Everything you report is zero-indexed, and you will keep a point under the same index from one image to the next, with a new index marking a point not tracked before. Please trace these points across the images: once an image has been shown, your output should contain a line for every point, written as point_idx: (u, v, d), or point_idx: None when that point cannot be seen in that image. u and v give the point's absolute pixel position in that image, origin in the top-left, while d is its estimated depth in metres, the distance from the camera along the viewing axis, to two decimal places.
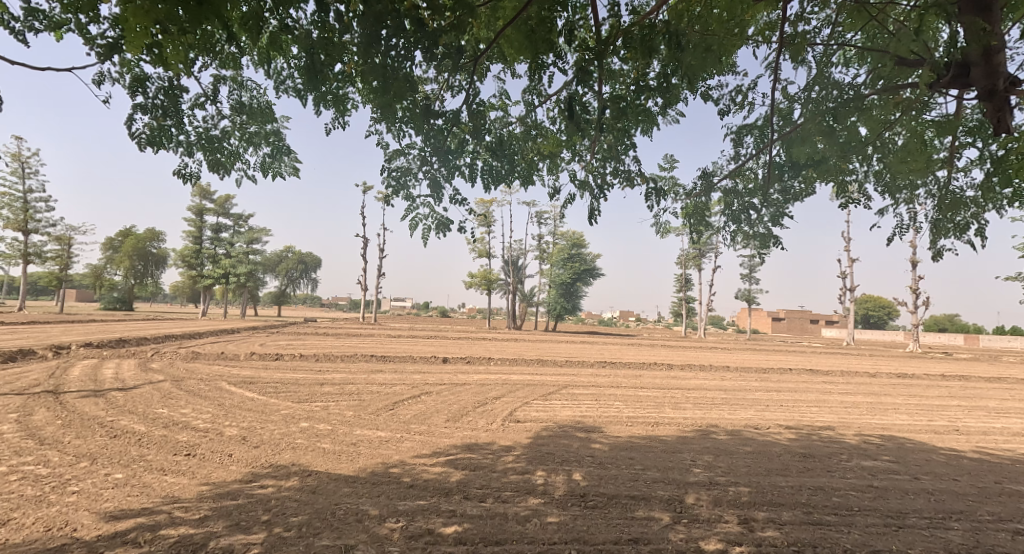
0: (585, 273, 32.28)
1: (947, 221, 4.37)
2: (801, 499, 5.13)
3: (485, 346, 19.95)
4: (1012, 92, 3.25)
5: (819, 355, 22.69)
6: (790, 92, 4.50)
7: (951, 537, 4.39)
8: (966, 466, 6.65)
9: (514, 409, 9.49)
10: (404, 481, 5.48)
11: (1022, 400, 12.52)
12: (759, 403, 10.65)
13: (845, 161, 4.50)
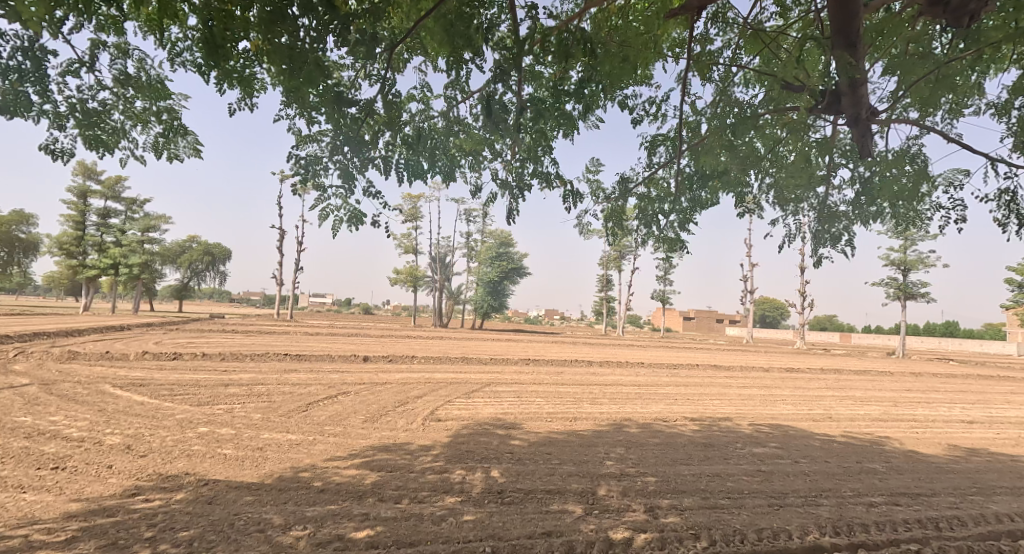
0: (512, 272, 32.57)
1: (825, 232, 4.88)
2: (701, 486, 5.52)
3: (408, 344, 19.55)
4: (872, 120, 3.77)
5: (722, 352, 24.59)
6: (696, 107, 4.82)
7: (822, 513, 4.93)
8: (837, 449, 7.53)
9: (435, 407, 9.38)
10: (314, 485, 5.22)
11: (882, 390, 14.43)
12: (669, 398, 11.32)
13: (744, 174, 4.90)
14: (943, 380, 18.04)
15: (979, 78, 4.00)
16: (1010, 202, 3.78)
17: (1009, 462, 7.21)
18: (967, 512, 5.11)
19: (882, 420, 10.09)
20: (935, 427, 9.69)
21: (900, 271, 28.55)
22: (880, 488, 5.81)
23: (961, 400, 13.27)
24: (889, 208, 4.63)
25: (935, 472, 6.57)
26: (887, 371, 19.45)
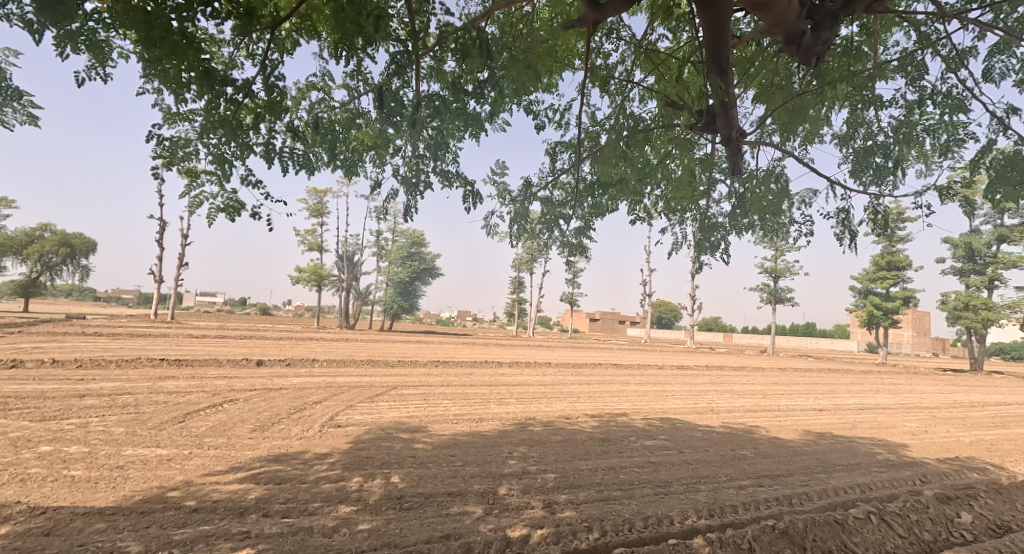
0: (422, 273, 31.93)
1: (705, 241, 5.32)
2: (596, 479, 5.75)
3: (310, 347, 18.35)
4: (741, 142, 4.12)
5: (623, 352, 26.05)
6: (596, 119, 4.99)
7: (700, 498, 5.34)
8: (716, 439, 8.26)
9: (335, 413, 8.87)
10: (185, 504, 4.67)
11: (756, 384, 16.14)
12: (572, 396, 11.72)
13: (640, 184, 5.15)
14: (803, 374, 20.60)
15: (831, 113, 4.52)
16: (847, 222, 4.33)
17: (849, 444, 8.38)
18: (816, 488, 5.84)
19: (754, 411, 11.26)
20: (795, 415, 11.00)
21: (771, 278, 32.17)
22: (750, 472, 6.45)
23: (816, 391, 15.25)
24: (758, 222, 5.11)
25: (793, 455, 7.44)
26: (760, 367, 21.80)
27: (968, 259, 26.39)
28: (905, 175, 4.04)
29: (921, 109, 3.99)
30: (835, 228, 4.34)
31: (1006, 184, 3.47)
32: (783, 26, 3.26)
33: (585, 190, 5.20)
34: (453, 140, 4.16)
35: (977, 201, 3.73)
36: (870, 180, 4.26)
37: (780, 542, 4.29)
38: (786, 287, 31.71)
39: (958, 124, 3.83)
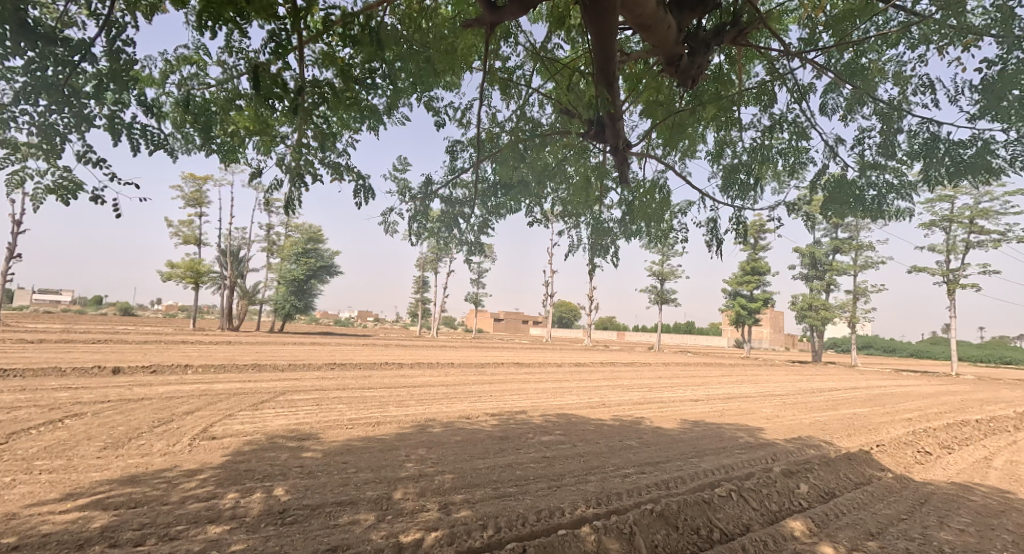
0: (319, 271, 29.80)
1: (597, 244, 5.57)
2: (493, 477, 5.77)
3: (184, 351, 16.39)
4: (628, 152, 4.35)
5: (524, 351, 26.64)
6: (497, 121, 4.92)
7: (589, 488, 5.59)
8: (607, 431, 8.73)
9: (209, 424, 7.99)
10: (4, 542, 3.90)
11: (644, 378, 17.37)
12: (473, 396, 11.71)
13: (539, 187, 5.20)
14: (683, 368, 22.58)
15: (709, 133, 4.90)
16: (716, 231, 4.78)
17: (719, 430, 9.31)
18: (689, 472, 6.39)
19: (641, 403, 12.09)
20: (676, 406, 11.99)
21: (658, 281, 34.87)
22: (634, 460, 6.89)
23: (693, 383, 16.78)
24: (644, 229, 5.42)
25: (672, 443, 8.09)
26: (648, 363, 23.50)
27: (812, 266, 30.77)
28: (763, 191, 4.52)
29: (778, 134, 4.48)
30: (706, 236, 4.76)
31: (837, 203, 4.06)
32: (664, 48, 3.49)
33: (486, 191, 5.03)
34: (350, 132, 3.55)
35: (815, 216, 4.32)
36: (736, 195, 4.72)
37: (657, 524, 4.60)
38: (671, 289, 34.54)
39: (801, 149, 4.41)
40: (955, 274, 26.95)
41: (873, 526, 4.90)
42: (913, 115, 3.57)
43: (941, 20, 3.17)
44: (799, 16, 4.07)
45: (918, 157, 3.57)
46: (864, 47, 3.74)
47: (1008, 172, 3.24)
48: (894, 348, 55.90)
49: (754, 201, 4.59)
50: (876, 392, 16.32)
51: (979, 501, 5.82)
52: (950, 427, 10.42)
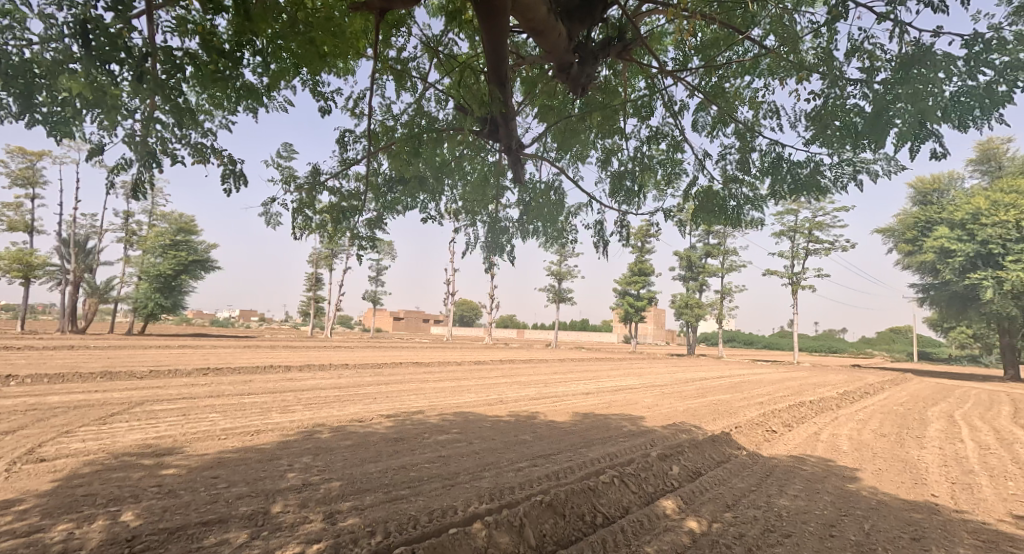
0: (191, 266, 26.61)
1: (494, 242, 5.36)
2: (385, 481, 5.54)
3: (11, 358, 13.71)
4: (521, 152, 4.25)
5: (422, 349, 26.16)
6: (390, 112, 4.36)
7: (483, 485, 5.61)
8: (503, 427, 8.84)
9: (40, 444, 6.74)
10: None
11: (540, 374, 17.92)
12: (367, 397, 11.22)
13: (439, 182, 4.68)
14: (576, 363, 23.68)
15: (599, 142, 5.16)
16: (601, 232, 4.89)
17: (606, 420, 9.89)
18: (577, 462, 6.71)
19: (536, 399, 12.44)
20: (568, 400, 12.51)
21: (555, 280, 36.27)
22: (527, 454, 7.06)
23: (584, 377, 17.67)
24: (539, 227, 5.46)
25: (563, 435, 8.43)
26: (544, 359, 24.30)
27: (688, 268, 33.98)
28: (646, 199, 4.84)
29: (658, 146, 4.85)
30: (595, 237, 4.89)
31: (708, 213, 4.52)
32: (555, 55, 3.58)
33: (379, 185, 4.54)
34: (224, 113, 3.16)
35: (688, 223, 4.74)
36: (622, 201, 5.00)
37: (546, 514, 4.73)
38: (566, 288, 36.13)
39: (676, 161, 4.82)
40: (798, 276, 31.42)
41: (730, 499, 5.51)
42: (763, 136, 4.06)
43: (787, 52, 3.62)
44: (673, 40, 4.44)
45: (768, 174, 4.09)
46: (728, 73, 4.16)
47: (832, 191, 3.81)
48: (751, 341, 63.75)
49: (638, 206, 4.90)
50: (738, 381, 18.46)
51: (809, 470, 6.83)
52: (792, 408, 12.10)
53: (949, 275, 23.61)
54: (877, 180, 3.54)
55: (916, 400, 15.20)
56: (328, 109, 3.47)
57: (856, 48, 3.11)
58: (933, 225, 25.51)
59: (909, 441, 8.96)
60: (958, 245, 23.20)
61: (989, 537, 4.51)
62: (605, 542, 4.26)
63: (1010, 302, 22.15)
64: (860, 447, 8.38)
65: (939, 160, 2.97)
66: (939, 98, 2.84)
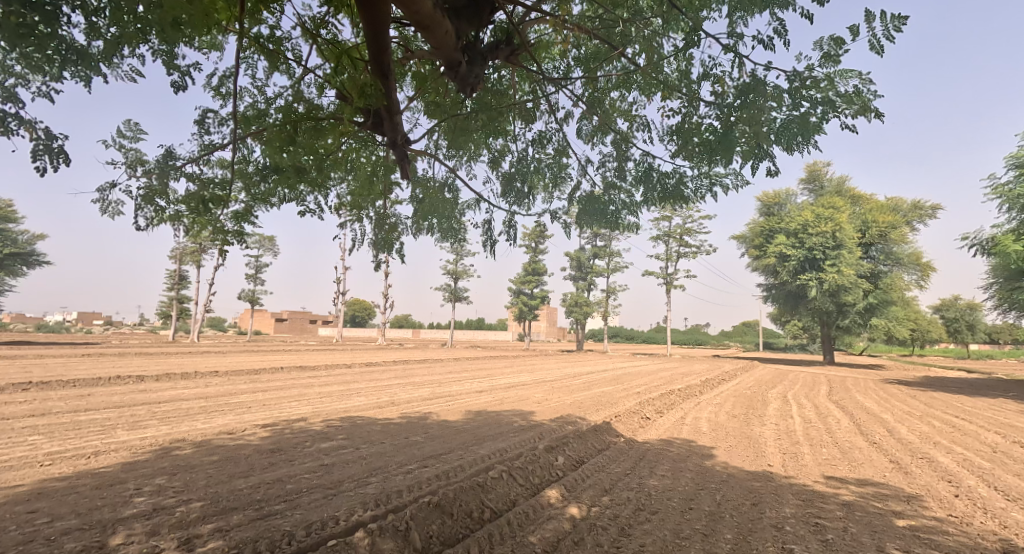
0: (9, 260, 22.06)
1: (382, 239, 4.64)
2: (256, 497, 5.09)
3: None
4: (406, 148, 3.87)
5: (308, 352, 24.50)
6: (261, 95, 3.60)
7: (368, 491, 5.40)
8: (392, 430, 8.58)
9: None
10: None
11: (434, 374, 17.71)
12: (240, 407, 10.21)
13: (320, 177, 3.89)
14: (470, 362, 23.78)
15: (492, 143, 5.23)
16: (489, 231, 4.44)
17: (497, 417, 10.06)
18: (468, 460, 6.74)
19: (429, 399, 12.26)
20: (461, 398, 12.50)
21: (451, 279, 36.16)
22: (417, 455, 6.94)
23: (478, 375, 17.81)
24: (435, 223, 4.77)
25: (454, 434, 8.41)
26: (439, 359, 24.08)
27: (577, 268, 35.81)
28: (536, 200, 5.00)
29: (545, 149, 5.01)
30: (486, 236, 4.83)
31: (592, 217, 4.83)
32: (443, 52, 3.54)
33: (248, 173, 3.82)
34: (44, 76, 2.67)
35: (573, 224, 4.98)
36: (513, 201, 5.07)
37: (433, 515, 4.68)
38: (462, 287, 36.17)
39: (562, 166, 5.04)
40: (671, 277, 34.64)
41: (607, 484, 5.91)
42: (636, 147, 4.40)
43: (652, 70, 3.97)
44: (562, 50, 4.54)
45: (641, 183, 4.44)
46: (609, 86, 4.42)
47: (692, 200, 4.26)
48: (633, 336, 69.10)
49: (529, 207, 5.01)
50: (619, 373, 19.89)
51: (674, 451, 7.59)
52: (663, 396, 13.31)
53: (787, 276, 27.65)
54: (727, 192, 4.02)
55: (762, 384, 17.59)
56: (183, 85, 3.08)
57: (708, 73, 3.50)
58: (775, 234, 29.64)
59: (754, 420, 10.32)
60: (792, 250, 27.23)
61: (808, 496, 5.36)
62: (491, 537, 4.33)
63: (829, 299, 26.52)
64: (716, 428, 9.48)
65: (773, 176, 3.41)
66: (772, 124, 3.30)
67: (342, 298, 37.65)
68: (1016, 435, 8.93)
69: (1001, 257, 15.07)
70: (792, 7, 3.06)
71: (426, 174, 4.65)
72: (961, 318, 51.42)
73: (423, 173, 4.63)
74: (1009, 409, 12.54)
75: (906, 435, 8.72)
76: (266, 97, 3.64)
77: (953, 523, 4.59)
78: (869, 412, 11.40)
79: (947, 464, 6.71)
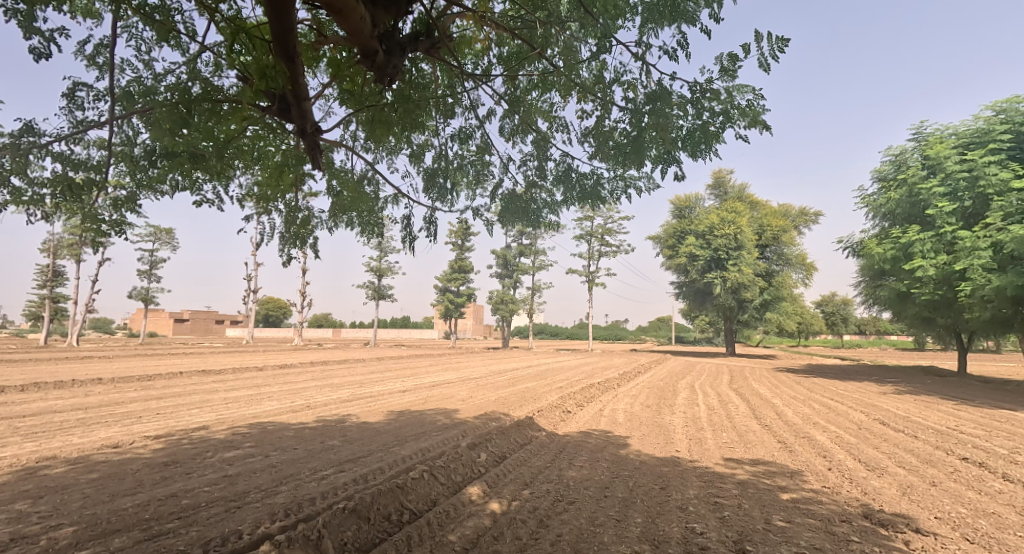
0: None
1: (291, 233, 4.30)
2: (144, 516, 4.61)
3: None
4: (317, 137, 3.57)
5: (213, 355, 22.61)
6: (151, 72, 3.25)
7: (277, 501, 5.08)
8: (306, 435, 8.14)
9: None
10: None
11: (354, 375, 17.06)
12: (130, 417, 9.19)
13: (221, 166, 3.56)
14: (394, 361, 23.15)
15: (413, 137, 5.11)
16: (409, 226, 4.30)
17: (420, 416, 9.88)
18: (388, 461, 6.56)
19: (348, 401, 11.77)
20: (383, 399, 12.14)
21: (374, 276, 35.05)
22: (333, 460, 6.64)
23: (402, 375, 17.41)
24: (353, 219, 4.48)
25: (374, 436, 8.15)
26: (360, 359, 23.24)
27: (503, 266, 36.09)
28: (458, 197, 4.95)
29: (468, 146, 4.96)
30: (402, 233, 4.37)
31: (514, 214, 4.89)
32: (358, 38, 3.37)
33: (135, 157, 3.34)
34: None
35: (495, 221, 5.01)
36: (436, 197, 4.99)
37: (348, 521, 4.50)
38: (386, 285, 35.21)
39: (484, 163, 5.03)
40: (593, 275, 35.95)
41: (527, 477, 6.01)
42: (555, 148, 4.47)
43: (568, 72, 4.06)
44: (484, 46, 4.49)
45: (560, 183, 4.53)
46: (529, 87, 4.46)
47: (609, 200, 4.44)
48: (556, 332, 70.96)
49: (451, 203, 4.96)
50: (542, 369, 20.35)
51: (592, 442, 7.88)
52: (584, 390, 13.78)
53: (696, 274, 29.67)
54: (640, 194, 4.22)
55: (673, 375, 18.77)
56: (46, 53, 2.71)
57: (621, 79, 3.65)
58: (685, 235, 31.64)
59: (665, 409, 10.98)
60: (701, 250, 29.34)
61: (709, 477, 5.79)
62: (409, 538, 4.23)
63: (731, 296, 28.83)
64: (631, 418, 9.97)
65: (680, 180, 3.62)
66: (678, 131, 3.50)
67: (254, 296, 35.18)
68: (877, 413, 10.25)
69: (868, 258, 17.16)
70: (697, 22, 3.26)
71: (343, 166, 4.42)
72: (838, 312, 58.39)
73: (340, 165, 4.40)
74: (874, 391, 14.35)
75: (792, 417, 9.68)
76: (154, 74, 3.28)
77: (826, 493, 5.18)
78: (763, 398, 12.54)
79: (823, 442, 7.55)
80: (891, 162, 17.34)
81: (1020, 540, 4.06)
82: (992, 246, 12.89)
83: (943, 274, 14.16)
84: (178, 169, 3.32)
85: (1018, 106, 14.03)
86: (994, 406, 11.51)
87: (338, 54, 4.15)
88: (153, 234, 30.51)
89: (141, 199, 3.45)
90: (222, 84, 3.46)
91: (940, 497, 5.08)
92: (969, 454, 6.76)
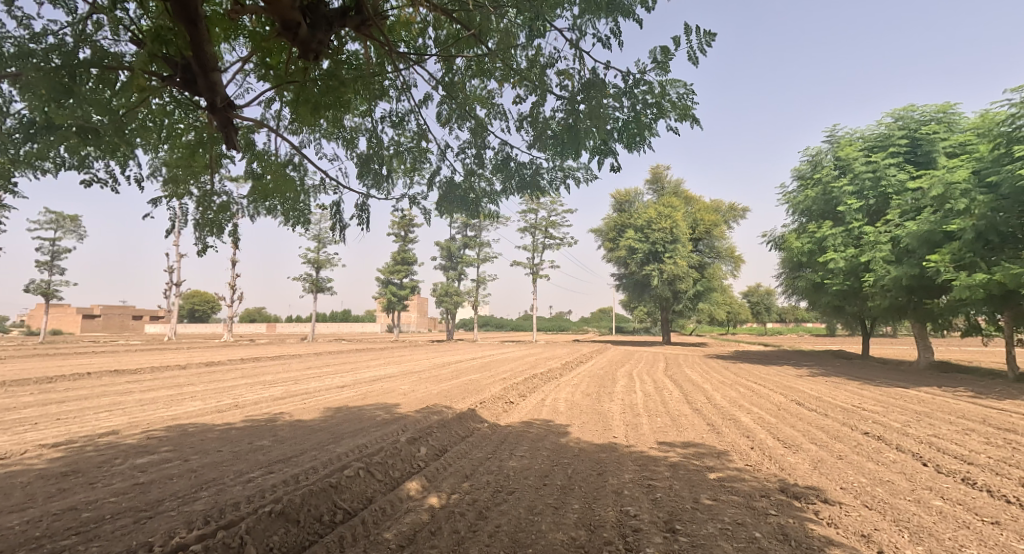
0: None
1: (205, 219, 3.91)
2: (36, 534, 4.11)
3: None
4: (229, 113, 3.21)
5: (127, 353, 20.76)
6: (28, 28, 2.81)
7: (195, 508, 4.70)
8: (233, 436, 7.63)
9: None
10: None
11: (289, 371, 16.28)
12: (22, 425, 8.18)
13: (119, 144, 3.14)
14: (332, 356, 22.29)
15: (345, 121, 4.81)
16: (339, 214, 4.04)
17: (358, 412, 9.54)
18: (322, 460, 6.26)
19: (281, 399, 11.16)
20: (319, 395, 11.64)
21: (312, 268, 33.55)
22: (261, 461, 6.25)
23: (340, 370, 16.84)
24: (277, 207, 4.15)
25: (307, 434, 7.73)
26: (295, 354, 22.20)
27: (448, 258, 35.67)
28: (395, 185, 4.72)
29: (403, 132, 4.72)
30: (331, 219, 4.06)
31: (452, 204, 4.72)
32: (275, 7, 3.08)
33: (9, 131, 2.87)
34: None
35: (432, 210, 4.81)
36: (370, 184, 4.73)
37: (275, 525, 4.23)
38: (325, 278, 33.81)
39: (422, 151, 4.83)
40: (536, 267, 36.31)
41: (467, 470, 5.93)
42: (492, 136, 4.35)
43: (504, 58, 3.95)
44: (421, 27, 4.28)
45: (498, 172, 4.42)
46: (466, 73, 4.30)
47: (548, 190, 4.40)
48: (501, 325, 71.32)
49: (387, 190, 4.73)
50: (486, 361, 20.37)
51: (533, 432, 7.91)
52: (526, 381, 13.89)
53: (635, 266, 30.61)
54: (579, 185, 4.19)
55: (611, 364, 19.33)
56: None
57: (557, 67, 3.61)
58: (625, 229, 32.56)
59: (604, 397, 11.24)
60: (640, 244, 30.29)
61: (642, 461, 5.97)
62: (342, 539, 4.03)
63: (667, 287, 29.98)
64: (572, 407, 10.13)
65: (616, 172, 3.65)
66: (614, 122, 3.49)
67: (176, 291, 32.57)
68: (794, 394, 11.02)
69: (788, 252, 18.35)
70: (632, 16, 3.28)
71: (264, 148, 4.08)
72: (761, 301, 63.03)
73: (262, 146, 4.06)
74: (791, 374, 15.40)
75: (720, 401, 10.19)
76: (32, 35, 2.86)
77: (749, 471, 5.47)
78: (694, 383, 13.16)
79: (747, 423, 8.00)
80: (809, 163, 18.59)
81: (910, 505, 4.45)
82: (892, 241, 14.17)
83: (851, 266, 15.36)
84: (62, 144, 2.90)
85: (913, 114, 15.37)
86: (890, 385, 12.70)
87: (259, 27, 3.80)
88: (54, 219, 27.44)
89: (19, 177, 2.99)
90: (117, 49, 3.08)
91: (845, 469, 5.51)
92: (869, 429, 7.40)
